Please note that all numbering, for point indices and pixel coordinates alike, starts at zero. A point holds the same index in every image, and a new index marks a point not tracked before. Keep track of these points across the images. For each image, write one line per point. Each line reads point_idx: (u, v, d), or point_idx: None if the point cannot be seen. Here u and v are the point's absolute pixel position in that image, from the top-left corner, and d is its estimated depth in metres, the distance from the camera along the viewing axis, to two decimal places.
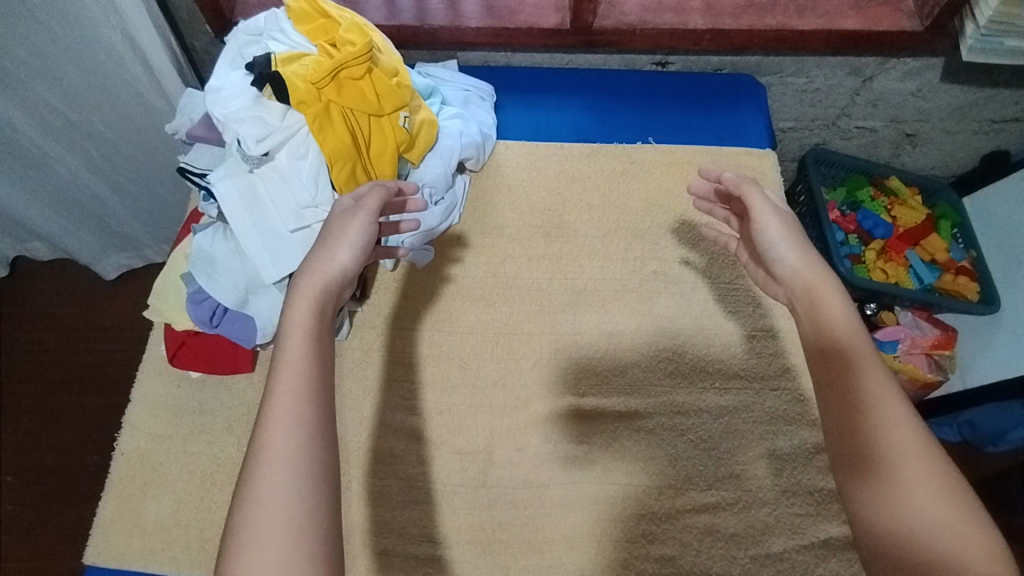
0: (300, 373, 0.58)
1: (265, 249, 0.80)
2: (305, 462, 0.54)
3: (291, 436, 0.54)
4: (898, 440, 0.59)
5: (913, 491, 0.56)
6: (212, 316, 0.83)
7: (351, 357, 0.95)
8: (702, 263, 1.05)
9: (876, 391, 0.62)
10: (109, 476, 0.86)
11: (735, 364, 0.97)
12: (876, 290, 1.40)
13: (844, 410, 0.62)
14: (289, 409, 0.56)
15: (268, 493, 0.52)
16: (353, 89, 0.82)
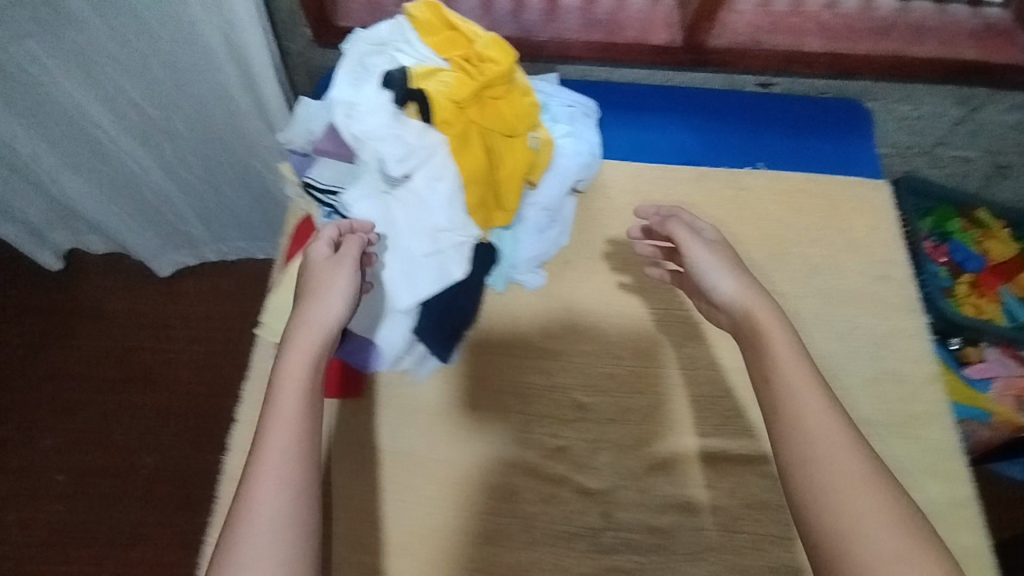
0: (285, 434, 0.57)
1: (398, 274, 0.78)
2: (295, 527, 0.53)
3: (276, 496, 0.54)
4: (849, 465, 0.57)
5: (851, 520, 0.54)
6: (336, 340, 0.80)
7: (461, 385, 0.91)
8: (819, 299, 1.01)
9: (816, 418, 0.61)
10: (216, 501, 0.83)
11: (856, 409, 0.94)
12: (970, 328, 1.34)
13: (788, 440, 0.60)
14: (278, 469, 0.55)
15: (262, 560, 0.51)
16: (492, 108, 0.78)
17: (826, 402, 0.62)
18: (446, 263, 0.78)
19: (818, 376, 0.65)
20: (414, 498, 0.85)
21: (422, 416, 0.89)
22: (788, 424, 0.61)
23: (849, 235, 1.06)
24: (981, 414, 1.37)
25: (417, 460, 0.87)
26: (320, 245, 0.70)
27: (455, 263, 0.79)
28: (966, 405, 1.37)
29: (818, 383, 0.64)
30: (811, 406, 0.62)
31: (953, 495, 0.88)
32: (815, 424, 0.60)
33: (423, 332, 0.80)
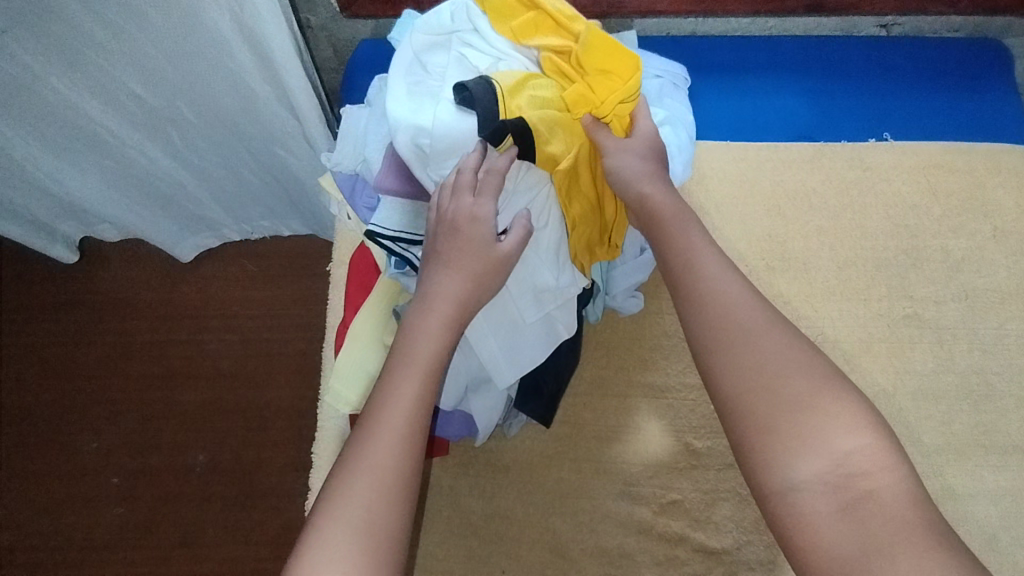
0: (410, 398, 0.56)
1: (500, 346, 0.65)
2: (399, 496, 0.52)
3: (392, 459, 0.53)
4: (782, 377, 0.53)
5: (801, 423, 0.52)
6: None
7: (556, 432, 0.81)
8: (962, 303, 0.86)
9: (756, 335, 0.56)
10: None
11: (1010, 435, 0.81)
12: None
13: (716, 345, 0.56)
14: (397, 431, 0.54)
15: (355, 514, 0.51)
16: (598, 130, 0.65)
17: (768, 319, 0.57)
18: (552, 322, 0.66)
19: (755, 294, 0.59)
20: (518, 567, 0.75)
21: (516, 473, 0.79)
22: (740, 342, 0.56)
23: (994, 221, 0.90)
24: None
25: (518, 524, 0.77)
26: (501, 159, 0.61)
27: (562, 321, 0.66)
28: None
29: (760, 301, 0.59)
30: (737, 314, 0.57)
31: None
32: (733, 331, 0.56)
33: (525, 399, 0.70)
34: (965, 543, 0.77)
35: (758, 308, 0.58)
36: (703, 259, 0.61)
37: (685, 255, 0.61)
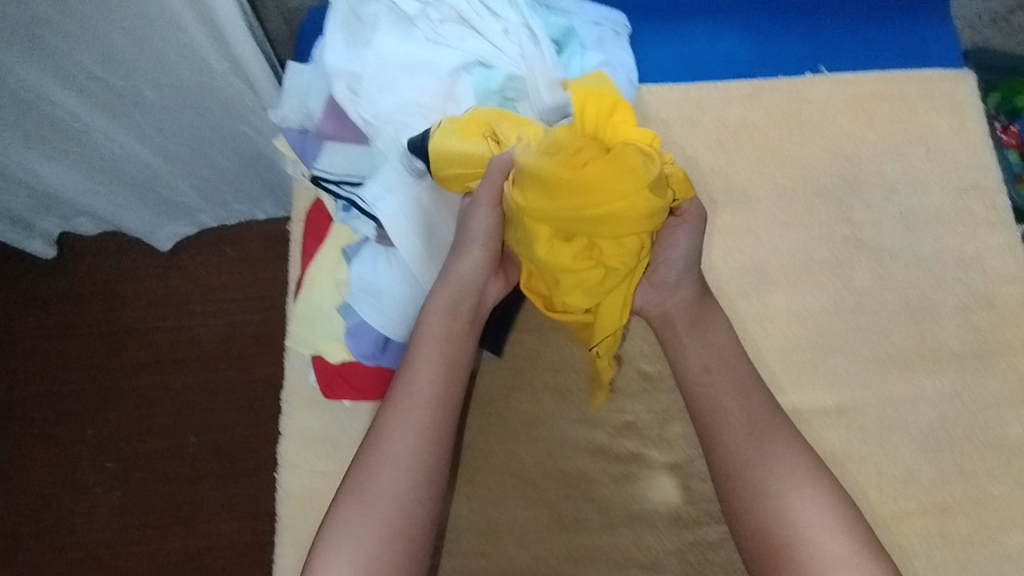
0: (425, 388, 0.63)
1: (441, 280, 0.67)
2: (417, 478, 0.60)
3: (406, 443, 0.61)
4: (772, 483, 0.63)
5: (790, 511, 0.61)
6: (377, 350, 0.71)
7: (515, 367, 0.84)
8: (899, 223, 0.90)
9: (743, 443, 0.65)
10: (278, 522, 0.79)
11: (948, 343, 0.85)
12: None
13: (715, 448, 0.67)
14: (413, 418, 0.62)
15: (379, 490, 0.59)
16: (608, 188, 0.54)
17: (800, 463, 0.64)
18: None
19: (750, 395, 0.68)
20: (482, 491, 0.80)
21: (477, 406, 0.83)
22: (723, 441, 0.66)
23: (929, 142, 0.93)
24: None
25: (481, 453, 0.81)
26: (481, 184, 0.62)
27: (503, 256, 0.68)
28: None
29: (755, 396, 0.68)
30: (728, 419, 0.67)
31: None
32: (723, 438, 0.67)
33: None
34: (904, 445, 0.82)
35: (753, 408, 0.67)
36: (704, 378, 0.70)
37: (681, 366, 0.72)
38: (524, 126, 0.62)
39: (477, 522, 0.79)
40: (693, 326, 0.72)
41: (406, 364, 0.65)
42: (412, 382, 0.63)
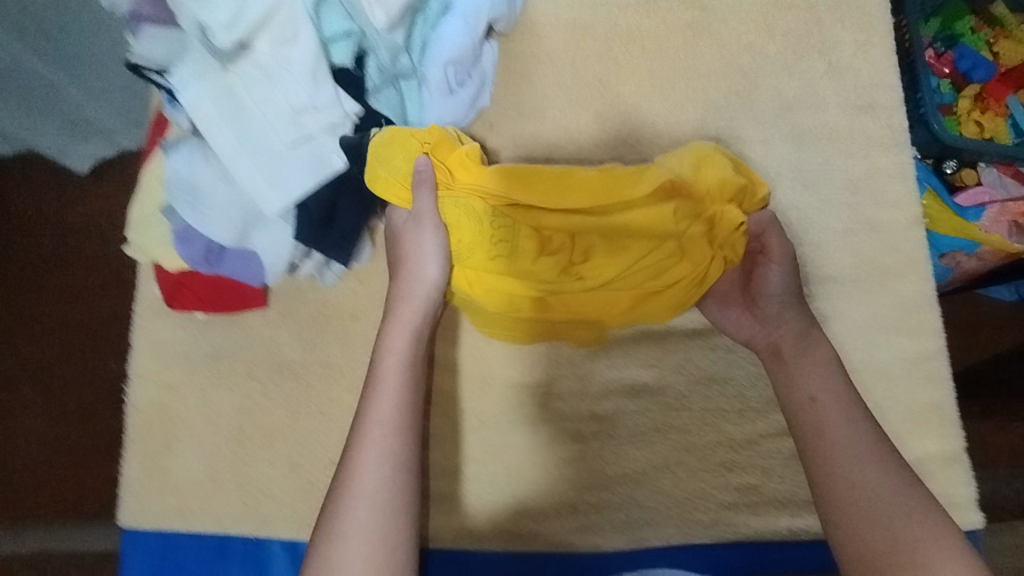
0: (387, 413, 0.62)
1: (259, 171, 0.63)
2: (395, 499, 0.59)
3: (380, 468, 0.60)
4: (862, 475, 0.60)
5: (879, 524, 0.57)
6: (208, 256, 0.68)
7: (379, 284, 0.79)
8: (789, 142, 0.86)
9: (848, 443, 0.62)
10: (127, 433, 0.78)
11: (826, 267, 0.83)
12: (967, 151, 0.94)
13: (818, 454, 0.63)
14: (381, 442, 0.61)
15: (355, 523, 0.57)
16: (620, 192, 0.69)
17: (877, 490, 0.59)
18: (318, 149, 0.65)
19: (849, 397, 0.65)
20: (336, 408, 0.78)
21: (336, 321, 0.79)
22: (818, 444, 0.63)
23: (830, 57, 0.88)
24: (968, 244, 0.97)
25: (337, 369, 0.79)
26: (423, 203, 0.66)
27: (330, 149, 0.65)
28: (957, 238, 0.97)
29: (850, 395, 0.65)
30: (829, 429, 0.63)
31: (919, 349, 0.81)
32: (831, 438, 0.62)
33: (308, 239, 0.67)
34: None
35: (856, 416, 0.63)
36: (797, 377, 0.67)
37: (789, 378, 0.68)
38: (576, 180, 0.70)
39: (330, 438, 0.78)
40: (799, 346, 0.69)
41: (365, 396, 0.64)
42: (373, 410, 0.63)
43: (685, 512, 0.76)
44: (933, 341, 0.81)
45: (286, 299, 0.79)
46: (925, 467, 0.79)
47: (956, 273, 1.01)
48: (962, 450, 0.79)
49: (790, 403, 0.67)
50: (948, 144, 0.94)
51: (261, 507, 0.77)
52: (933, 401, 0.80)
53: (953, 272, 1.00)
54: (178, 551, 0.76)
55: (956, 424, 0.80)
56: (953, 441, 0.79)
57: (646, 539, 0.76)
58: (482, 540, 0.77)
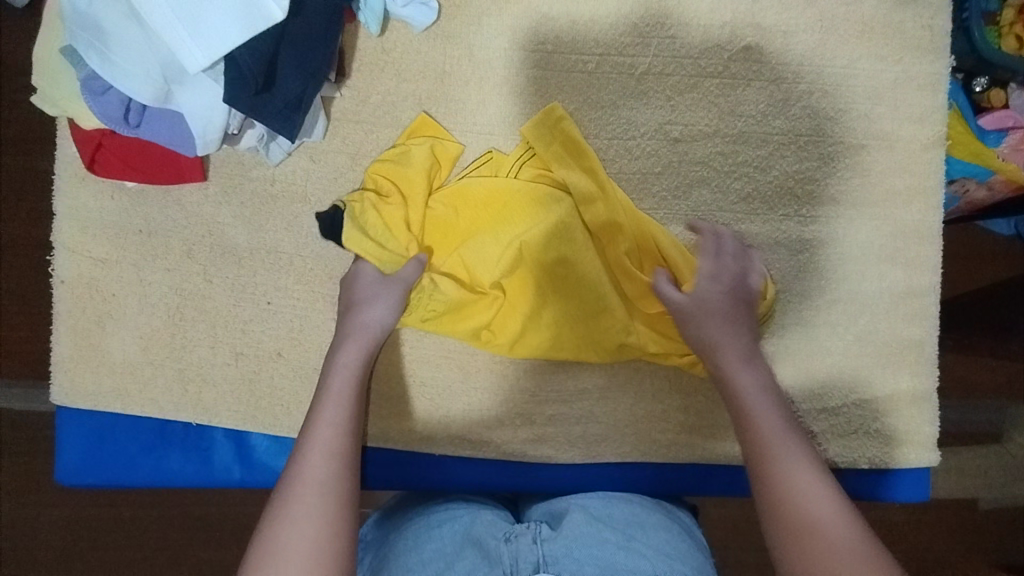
0: (334, 419, 0.63)
1: (177, 13, 0.54)
2: (337, 494, 0.59)
3: (326, 467, 0.60)
4: (801, 478, 0.62)
5: (808, 513, 0.60)
6: (126, 115, 0.58)
7: (332, 163, 0.72)
8: (815, 35, 0.75)
9: (789, 454, 0.63)
10: (55, 308, 0.72)
11: (831, 185, 0.75)
12: (1002, 67, 0.83)
13: (759, 457, 0.64)
14: (327, 444, 0.61)
15: (301, 514, 0.57)
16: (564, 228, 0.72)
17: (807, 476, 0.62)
18: None
19: (781, 408, 0.67)
20: (283, 298, 0.72)
21: (285, 205, 0.72)
22: (763, 453, 0.64)
23: None
24: (981, 172, 0.87)
25: (285, 257, 0.72)
26: (408, 270, 0.69)
27: None
28: (973, 166, 0.87)
29: (778, 407, 0.67)
30: (772, 437, 0.65)
31: (912, 284, 0.76)
32: (771, 445, 0.64)
33: (242, 104, 0.57)
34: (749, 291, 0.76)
35: (782, 420, 0.66)
36: (738, 376, 0.68)
37: (726, 375, 0.69)
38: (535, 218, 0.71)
39: (275, 329, 0.72)
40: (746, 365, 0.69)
41: (311, 410, 0.64)
42: (322, 417, 0.63)
43: (643, 432, 0.74)
44: (928, 277, 0.76)
45: (228, 174, 0.71)
46: (895, 404, 0.76)
47: (960, 203, 0.93)
48: (933, 390, 0.76)
49: (735, 409, 0.68)
50: (984, 55, 0.83)
51: (201, 394, 0.72)
52: (916, 338, 0.76)
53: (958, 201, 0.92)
54: (117, 432, 0.72)
55: (933, 363, 0.76)
56: (927, 380, 0.76)
57: (600, 455, 0.74)
58: (430, 445, 0.74)
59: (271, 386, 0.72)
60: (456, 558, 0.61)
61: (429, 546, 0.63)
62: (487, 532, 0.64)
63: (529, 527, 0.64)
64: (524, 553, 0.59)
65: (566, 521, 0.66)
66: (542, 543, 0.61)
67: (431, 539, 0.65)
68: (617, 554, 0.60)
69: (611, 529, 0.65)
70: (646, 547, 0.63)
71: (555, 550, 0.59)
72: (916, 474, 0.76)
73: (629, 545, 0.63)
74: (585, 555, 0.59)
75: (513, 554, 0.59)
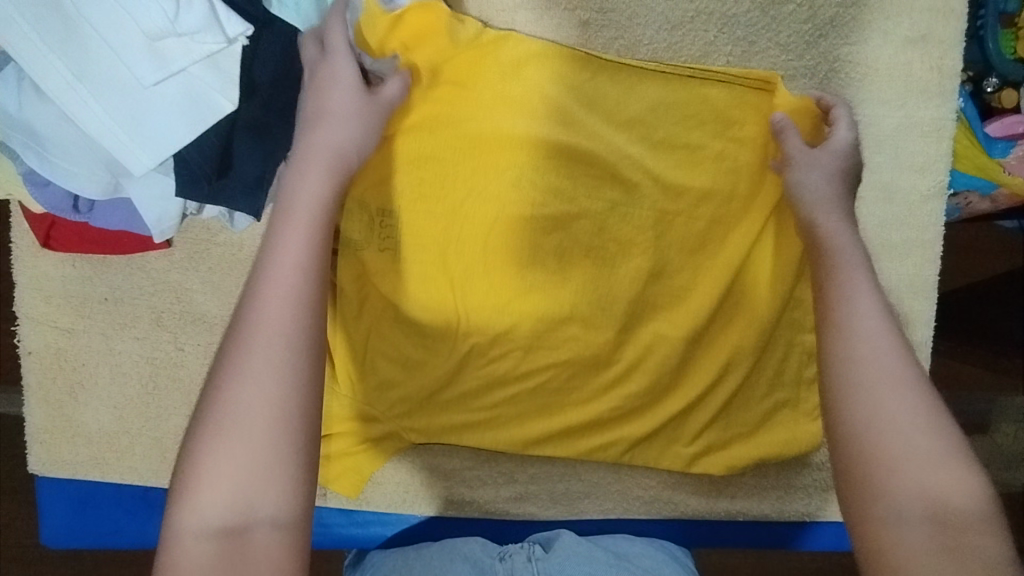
0: (298, 256, 0.48)
1: (113, 116, 0.50)
2: (293, 340, 0.45)
3: (284, 300, 0.46)
4: (888, 386, 0.49)
5: (883, 419, 0.47)
6: (76, 204, 0.55)
7: None
8: (811, 81, 0.71)
9: (868, 336, 0.52)
10: (26, 379, 0.70)
11: None
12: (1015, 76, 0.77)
13: (843, 369, 0.51)
14: (289, 272, 0.47)
15: (265, 372, 0.44)
16: (571, 233, 0.71)
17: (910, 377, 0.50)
18: (194, 86, 0.51)
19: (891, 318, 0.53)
20: None
21: None
22: (837, 337, 0.53)
23: None
24: (985, 184, 0.79)
25: None
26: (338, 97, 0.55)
27: (210, 85, 0.51)
28: (976, 176, 0.79)
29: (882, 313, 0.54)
30: (880, 378, 0.49)
31: (904, 339, 0.74)
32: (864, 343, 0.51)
33: (198, 194, 0.53)
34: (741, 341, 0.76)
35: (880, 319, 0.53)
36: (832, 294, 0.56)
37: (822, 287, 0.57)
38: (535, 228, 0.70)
39: None
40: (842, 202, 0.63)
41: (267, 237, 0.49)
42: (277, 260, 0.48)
43: (627, 488, 0.75)
44: (921, 332, 0.74)
45: (193, 240, 0.68)
46: None
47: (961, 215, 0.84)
48: None
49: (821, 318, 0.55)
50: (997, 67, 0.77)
51: None
52: None
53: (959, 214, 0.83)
54: (96, 500, 0.71)
55: None
56: None
57: (582, 511, 0.75)
58: (412, 505, 0.75)
59: None
60: (448, 571, 0.64)
61: (420, 561, 0.67)
62: (481, 551, 0.67)
63: (523, 547, 0.68)
64: (520, 569, 0.64)
65: (557, 539, 0.70)
66: (536, 561, 0.65)
67: (421, 556, 0.68)
68: (609, 569, 0.65)
69: (601, 548, 0.69)
70: (630, 563, 0.67)
71: (551, 567, 0.64)
72: None
73: (617, 561, 0.67)
74: (577, 569, 0.64)
75: (508, 569, 0.64)
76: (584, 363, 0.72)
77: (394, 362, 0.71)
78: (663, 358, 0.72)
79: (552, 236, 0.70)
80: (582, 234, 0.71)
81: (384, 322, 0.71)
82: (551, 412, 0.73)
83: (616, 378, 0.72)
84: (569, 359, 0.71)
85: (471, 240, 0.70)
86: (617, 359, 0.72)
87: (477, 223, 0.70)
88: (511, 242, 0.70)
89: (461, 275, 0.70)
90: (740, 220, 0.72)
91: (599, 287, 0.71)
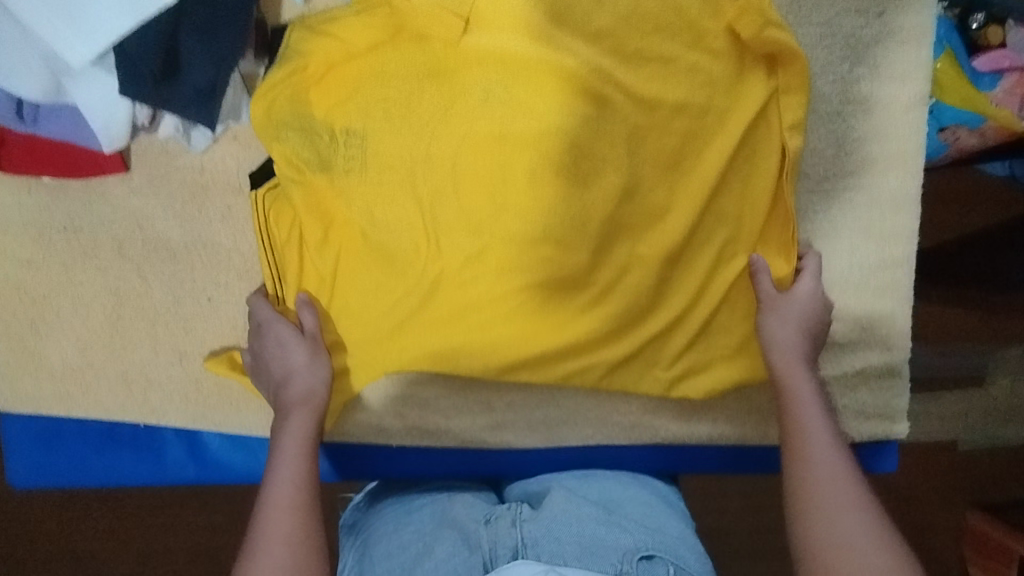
0: (294, 458, 0.59)
1: (52, 13, 0.51)
2: (302, 525, 0.56)
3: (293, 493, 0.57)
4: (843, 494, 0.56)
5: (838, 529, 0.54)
6: (20, 113, 0.57)
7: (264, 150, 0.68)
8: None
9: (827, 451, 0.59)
10: None
11: (806, 157, 0.71)
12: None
13: (802, 484, 0.58)
14: (293, 467, 0.58)
15: (275, 543, 0.54)
16: (535, 145, 0.65)
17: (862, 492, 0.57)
18: None
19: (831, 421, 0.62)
20: (223, 294, 0.69)
21: (221, 194, 0.68)
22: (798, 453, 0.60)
23: None
24: (973, 117, 0.74)
25: (222, 251, 0.69)
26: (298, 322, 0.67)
27: None
28: (963, 108, 0.74)
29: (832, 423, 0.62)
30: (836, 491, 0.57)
31: (886, 255, 0.72)
32: (821, 455, 0.59)
33: (142, 94, 0.53)
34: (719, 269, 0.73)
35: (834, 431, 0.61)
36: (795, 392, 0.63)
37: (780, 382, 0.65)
38: (498, 140, 0.65)
39: (218, 327, 0.69)
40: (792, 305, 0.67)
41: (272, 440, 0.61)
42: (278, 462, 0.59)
43: (605, 414, 0.74)
44: (902, 247, 0.72)
45: (152, 164, 0.67)
46: (863, 378, 0.74)
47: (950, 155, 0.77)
48: (904, 363, 0.74)
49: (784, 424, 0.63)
50: None
51: (148, 395, 0.70)
52: (888, 310, 0.73)
53: (946, 152, 0.77)
54: (63, 436, 0.70)
55: (906, 336, 0.73)
56: (896, 353, 0.73)
57: (562, 439, 0.74)
58: (386, 437, 0.73)
59: (217, 386, 0.70)
60: (434, 540, 0.60)
61: (409, 527, 0.63)
62: (468, 516, 0.62)
63: (511, 509, 0.62)
64: (504, 537, 0.57)
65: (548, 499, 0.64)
66: (522, 524, 0.59)
67: (410, 522, 0.64)
68: (599, 529, 0.58)
69: (593, 505, 0.62)
70: (628, 522, 0.61)
71: (535, 532, 0.57)
72: (881, 447, 0.76)
73: (612, 521, 0.60)
74: (565, 533, 0.58)
75: (492, 538, 0.58)
76: (554, 292, 0.67)
77: (358, 288, 0.68)
78: (637, 275, 0.69)
79: (514, 148, 0.65)
80: (548, 149, 0.65)
81: (347, 244, 0.68)
82: (521, 339, 0.69)
83: (588, 303, 0.69)
84: (536, 289, 0.67)
85: (431, 155, 0.66)
86: (588, 284, 0.68)
87: (438, 136, 0.66)
88: (472, 155, 0.65)
89: (420, 194, 0.66)
90: (717, 133, 0.69)
91: (568, 205, 0.66)
